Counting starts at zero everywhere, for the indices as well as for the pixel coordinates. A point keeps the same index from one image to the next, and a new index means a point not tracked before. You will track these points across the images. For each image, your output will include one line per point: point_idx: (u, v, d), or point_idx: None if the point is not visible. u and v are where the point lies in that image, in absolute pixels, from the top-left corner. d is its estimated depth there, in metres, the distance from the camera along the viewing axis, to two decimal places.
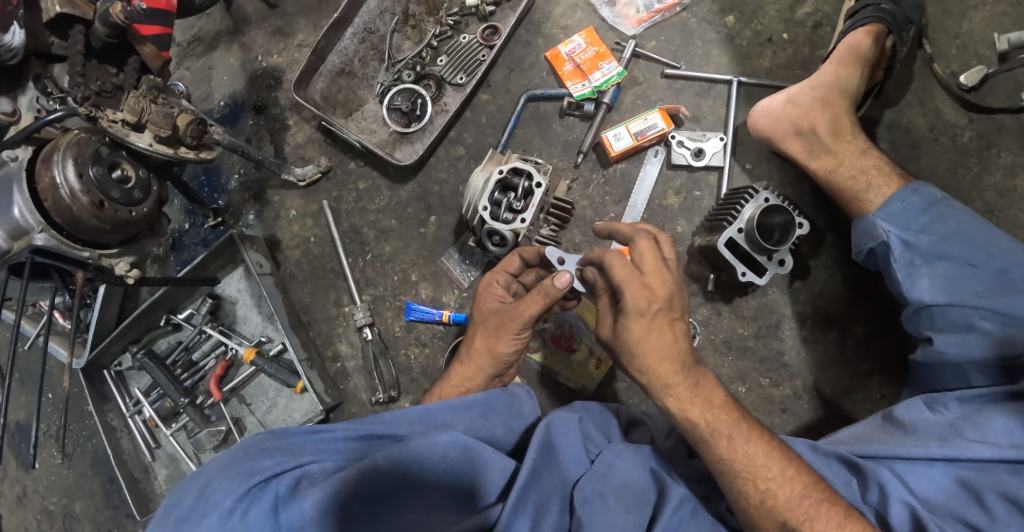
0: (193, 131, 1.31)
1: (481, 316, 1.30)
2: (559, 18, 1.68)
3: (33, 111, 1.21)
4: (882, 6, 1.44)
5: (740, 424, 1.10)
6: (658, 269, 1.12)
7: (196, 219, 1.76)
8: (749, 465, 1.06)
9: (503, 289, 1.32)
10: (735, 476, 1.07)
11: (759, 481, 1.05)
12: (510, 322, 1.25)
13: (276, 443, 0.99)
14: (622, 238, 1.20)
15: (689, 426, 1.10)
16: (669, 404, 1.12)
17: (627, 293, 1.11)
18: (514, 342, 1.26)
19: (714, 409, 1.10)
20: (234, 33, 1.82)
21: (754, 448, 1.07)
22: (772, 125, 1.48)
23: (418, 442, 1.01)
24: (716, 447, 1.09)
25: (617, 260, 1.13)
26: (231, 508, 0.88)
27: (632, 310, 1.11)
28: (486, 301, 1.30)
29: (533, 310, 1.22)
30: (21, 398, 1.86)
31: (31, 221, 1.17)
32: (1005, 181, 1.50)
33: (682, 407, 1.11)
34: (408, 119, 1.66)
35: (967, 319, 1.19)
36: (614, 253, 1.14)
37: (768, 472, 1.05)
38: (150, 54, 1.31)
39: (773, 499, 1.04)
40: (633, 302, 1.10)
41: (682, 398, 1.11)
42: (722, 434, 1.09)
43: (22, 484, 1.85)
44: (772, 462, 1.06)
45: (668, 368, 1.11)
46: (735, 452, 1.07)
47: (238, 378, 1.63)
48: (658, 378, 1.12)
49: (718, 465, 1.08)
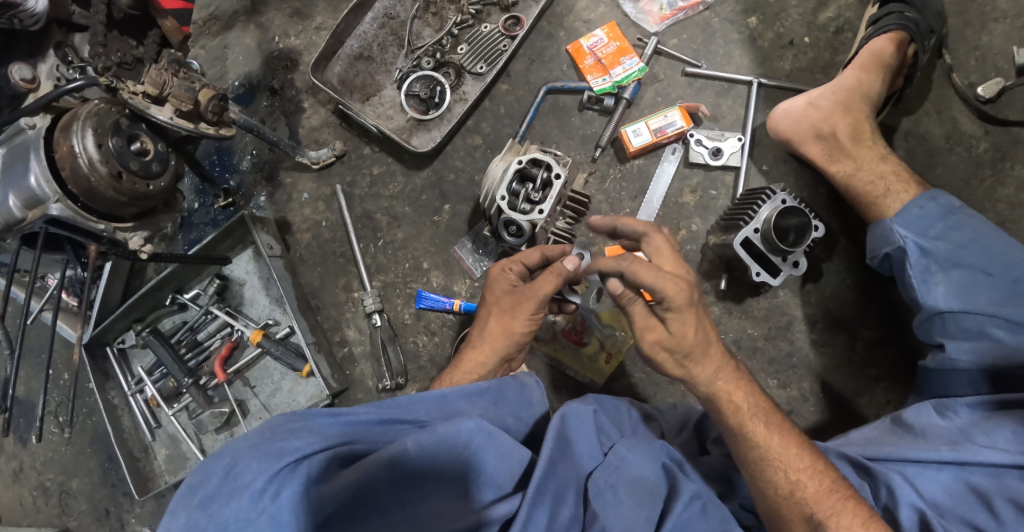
0: (214, 107, 1.30)
1: (494, 298, 1.29)
2: (581, 12, 1.68)
3: (52, 79, 1.19)
4: (905, 14, 1.45)
5: (774, 413, 1.14)
6: (676, 262, 1.13)
7: (206, 199, 1.74)
8: (782, 455, 1.09)
9: (515, 275, 1.31)
10: (767, 465, 1.09)
11: (790, 471, 1.08)
12: (526, 302, 1.24)
13: (301, 424, 0.98)
14: (631, 232, 1.18)
15: (732, 410, 1.13)
16: (716, 388, 1.14)
17: (669, 292, 1.06)
18: (528, 322, 1.26)
19: (754, 397, 1.15)
20: (252, 13, 1.80)
21: (787, 438, 1.11)
22: (792, 127, 1.49)
23: (445, 427, 1.00)
24: (754, 434, 1.11)
25: (639, 264, 1.08)
26: (261, 488, 0.86)
27: (681, 304, 1.07)
28: (497, 284, 1.29)
29: (548, 288, 1.23)
30: (23, 372, 1.84)
31: (47, 190, 1.16)
32: (1018, 194, 1.51)
33: (728, 391, 1.14)
34: (425, 106, 1.64)
35: (980, 326, 1.20)
36: (628, 261, 1.09)
37: (799, 463, 1.08)
38: (171, 28, 1.30)
39: (802, 490, 1.07)
40: (680, 297, 1.07)
41: (729, 381, 1.14)
42: (759, 420, 1.12)
43: (18, 460, 1.83)
44: (804, 454, 1.09)
45: (717, 350, 1.14)
46: (770, 441, 1.10)
47: (243, 360, 1.61)
48: (709, 363, 1.13)
49: (751, 453, 1.11)
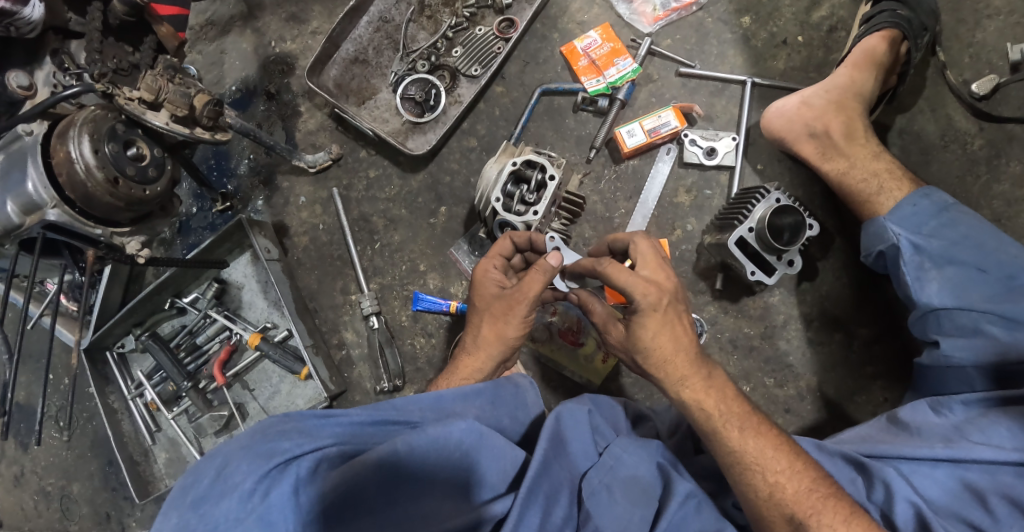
0: (210, 111, 1.31)
1: (483, 302, 1.29)
2: (575, 13, 1.68)
3: (49, 86, 1.18)
4: (898, 12, 1.45)
5: (751, 417, 1.14)
6: (659, 266, 1.17)
7: (204, 203, 1.74)
8: (759, 458, 1.10)
9: (499, 272, 1.31)
10: (746, 468, 1.10)
11: (768, 473, 1.08)
12: (517, 305, 1.24)
13: (293, 425, 0.99)
14: (621, 247, 1.27)
15: (704, 417, 1.14)
16: (683, 395, 1.16)
17: (637, 294, 1.12)
18: (520, 324, 1.26)
19: (727, 399, 1.15)
20: (248, 17, 1.80)
21: (764, 441, 1.11)
22: (786, 126, 1.49)
23: (436, 429, 1.01)
24: (727, 438, 1.12)
25: (613, 268, 1.14)
26: (251, 489, 0.88)
27: (647, 308, 1.13)
28: (484, 286, 1.29)
29: (536, 288, 1.23)
30: (24, 377, 1.85)
31: (44, 196, 1.16)
32: (1013, 191, 1.51)
33: (697, 398, 1.15)
34: (421, 109, 1.66)
35: (975, 324, 1.20)
36: (606, 262, 1.15)
37: (777, 465, 1.09)
38: (167, 33, 1.31)
39: (781, 492, 1.07)
40: (646, 300, 1.12)
41: (697, 389, 1.15)
42: (733, 425, 1.13)
43: (19, 465, 1.84)
44: (781, 455, 1.10)
45: (683, 358, 1.15)
46: (746, 445, 1.11)
47: (242, 363, 1.62)
48: (675, 371, 1.16)
49: (728, 456, 1.12)
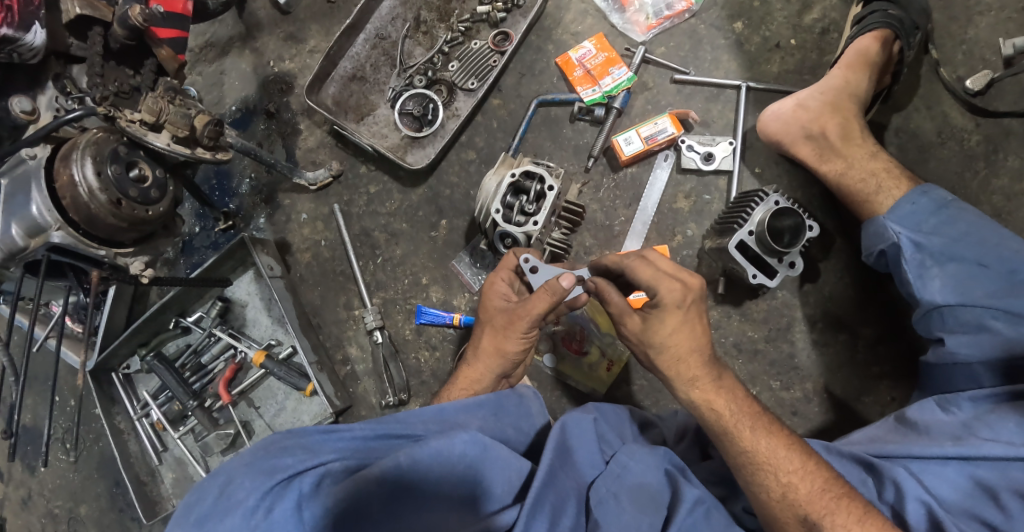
0: (210, 131, 1.32)
1: (488, 314, 1.29)
2: (569, 24, 1.70)
3: (51, 110, 1.20)
4: (889, 12, 1.46)
5: (762, 416, 1.14)
6: (677, 268, 1.18)
7: (207, 223, 1.76)
8: (771, 458, 1.09)
9: (507, 286, 1.30)
10: (758, 469, 1.09)
11: (781, 473, 1.08)
12: (518, 321, 1.23)
13: (295, 441, 1.00)
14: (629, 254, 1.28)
15: (714, 417, 1.14)
16: (694, 396, 1.15)
17: (661, 288, 1.13)
18: (521, 341, 1.25)
19: (737, 399, 1.15)
20: (247, 38, 1.82)
21: (775, 440, 1.10)
22: (782, 129, 1.50)
23: (439, 441, 1.01)
24: (739, 438, 1.12)
25: (639, 265, 1.16)
26: (254, 506, 0.89)
27: (670, 304, 1.13)
28: (490, 298, 1.29)
29: (541, 306, 1.21)
30: (29, 400, 1.86)
31: (49, 218, 1.17)
32: (1012, 186, 1.51)
33: (707, 399, 1.14)
34: (419, 124, 1.68)
35: (979, 319, 1.20)
36: (630, 258, 1.18)
37: (790, 465, 1.08)
38: (167, 56, 1.31)
39: (794, 492, 1.07)
40: (670, 295, 1.13)
41: (707, 390, 1.15)
42: (744, 425, 1.12)
43: (26, 488, 1.84)
44: (794, 455, 1.09)
45: (696, 359, 1.15)
46: (758, 445, 1.10)
47: (247, 381, 1.61)
48: (687, 370, 1.15)
49: (740, 457, 1.11)
